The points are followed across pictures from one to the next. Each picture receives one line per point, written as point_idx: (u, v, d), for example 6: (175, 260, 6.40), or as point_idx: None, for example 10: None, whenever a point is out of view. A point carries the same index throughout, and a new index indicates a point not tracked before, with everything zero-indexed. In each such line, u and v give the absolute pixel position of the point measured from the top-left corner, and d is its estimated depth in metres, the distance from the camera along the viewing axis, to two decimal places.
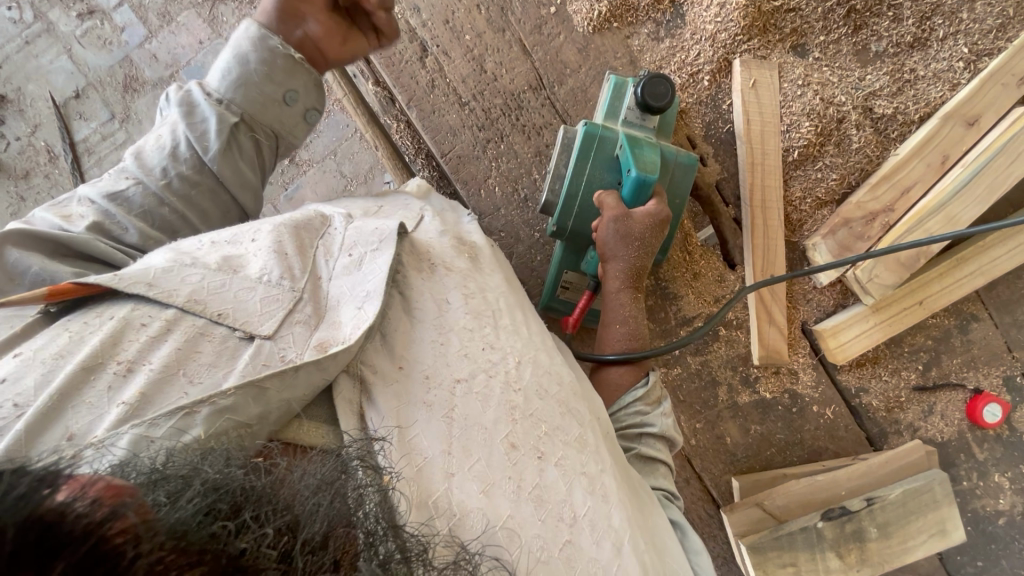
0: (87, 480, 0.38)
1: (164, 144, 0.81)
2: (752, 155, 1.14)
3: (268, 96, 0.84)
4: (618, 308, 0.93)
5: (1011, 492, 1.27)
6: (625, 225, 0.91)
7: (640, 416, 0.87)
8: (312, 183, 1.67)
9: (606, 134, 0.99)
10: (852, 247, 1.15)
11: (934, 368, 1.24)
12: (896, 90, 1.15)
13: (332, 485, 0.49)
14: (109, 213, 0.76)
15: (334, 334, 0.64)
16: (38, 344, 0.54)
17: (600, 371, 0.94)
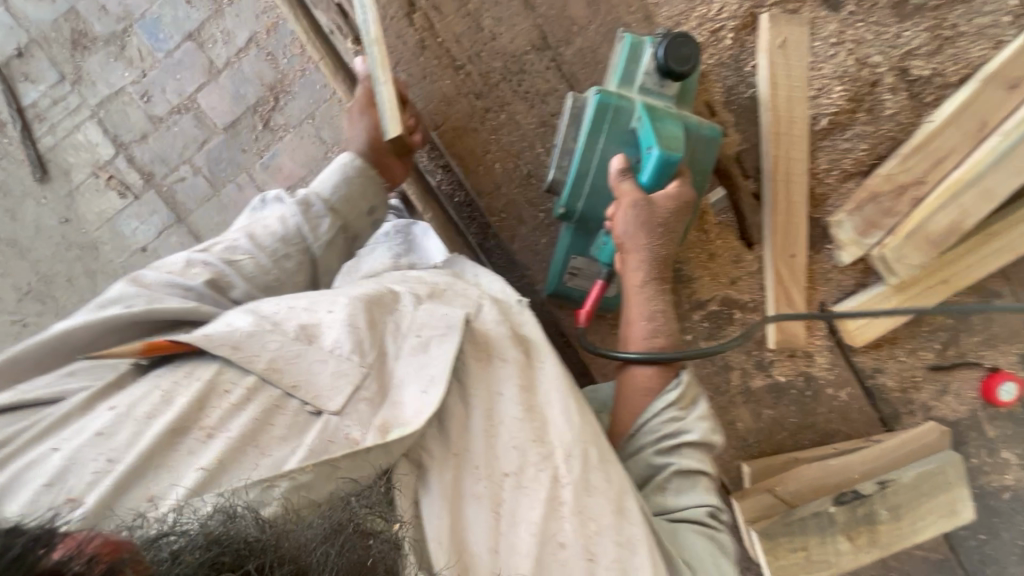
0: (93, 540, 0.44)
1: (273, 228, 0.86)
2: (776, 124, 1.04)
3: (362, 203, 0.95)
4: (645, 300, 0.86)
5: (1019, 468, 1.26)
6: (647, 209, 0.83)
7: (675, 426, 0.78)
8: (290, 149, 1.56)
9: (623, 104, 0.86)
10: (878, 224, 1.08)
11: (953, 347, 1.20)
12: (934, 49, 1.04)
13: (336, 533, 0.56)
14: (223, 275, 0.80)
15: (395, 415, 0.68)
16: (134, 399, 0.63)
17: (625, 369, 0.86)
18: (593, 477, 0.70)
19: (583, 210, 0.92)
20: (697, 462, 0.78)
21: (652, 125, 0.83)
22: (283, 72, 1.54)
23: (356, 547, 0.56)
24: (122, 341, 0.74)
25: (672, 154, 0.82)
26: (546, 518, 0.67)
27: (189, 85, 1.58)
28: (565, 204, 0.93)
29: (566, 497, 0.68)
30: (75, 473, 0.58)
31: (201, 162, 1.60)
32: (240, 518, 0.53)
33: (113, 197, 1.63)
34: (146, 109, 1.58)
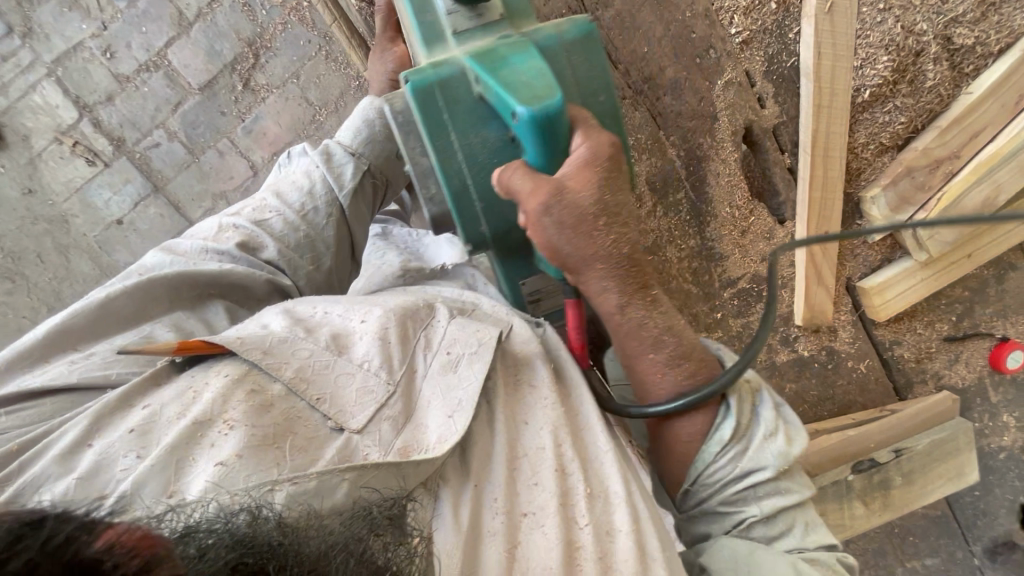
0: (120, 531, 0.42)
1: (301, 185, 1.00)
2: (818, 98, 1.00)
3: (388, 152, 1.05)
4: (640, 333, 0.77)
5: (1015, 430, 1.33)
6: (563, 210, 0.71)
7: (739, 468, 0.77)
8: (275, 112, 1.72)
9: (446, 75, 0.75)
10: (911, 200, 1.07)
11: (967, 318, 1.23)
12: (979, 16, 1.00)
13: (359, 539, 0.54)
14: (253, 234, 0.95)
15: (417, 438, 0.70)
16: (167, 401, 0.67)
17: (666, 423, 0.82)
18: (613, 518, 0.73)
19: (491, 232, 0.82)
20: (787, 494, 0.77)
21: (494, 80, 0.69)
22: (264, 26, 1.68)
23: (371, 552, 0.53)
24: (166, 307, 0.87)
25: (538, 105, 0.67)
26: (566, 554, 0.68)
27: (155, 40, 1.68)
28: (469, 239, 0.83)
29: (584, 542, 0.70)
30: (108, 468, 0.61)
31: (177, 126, 1.72)
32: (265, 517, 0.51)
33: (79, 164, 1.72)
34: (111, 67, 1.67)
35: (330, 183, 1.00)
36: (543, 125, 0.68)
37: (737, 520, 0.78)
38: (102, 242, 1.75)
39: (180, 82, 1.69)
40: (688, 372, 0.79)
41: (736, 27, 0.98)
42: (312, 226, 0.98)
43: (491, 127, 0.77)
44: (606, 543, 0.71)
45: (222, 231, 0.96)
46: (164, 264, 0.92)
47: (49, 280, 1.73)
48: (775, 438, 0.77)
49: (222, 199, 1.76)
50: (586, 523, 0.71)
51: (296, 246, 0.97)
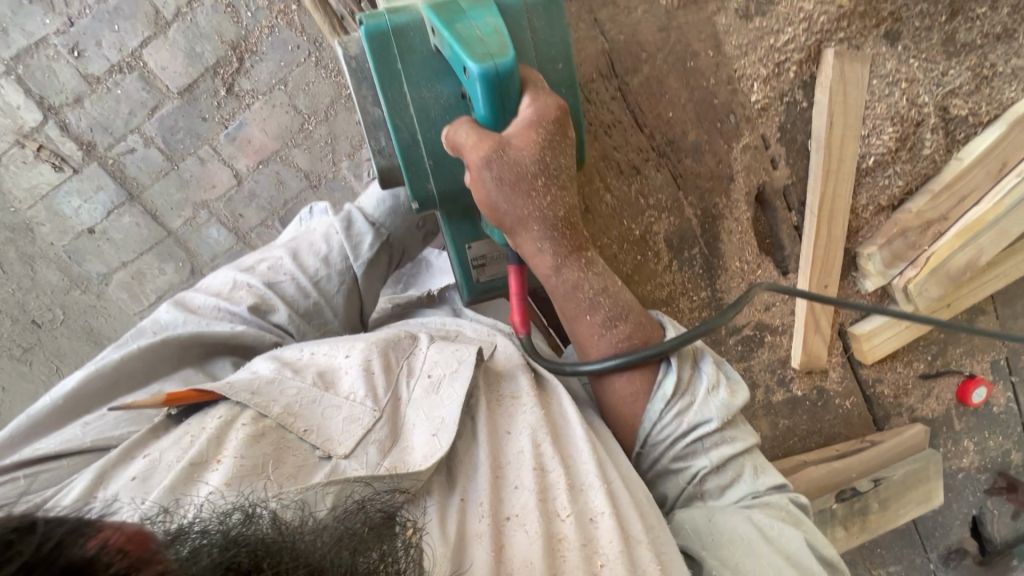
0: (111, 529, 0.39)
1: (318, 250, 1.00)
2: (827, 163, 1.05)
3: (410, 223, 1.05)
4: (577, 294, 0.81)
5: (972, 453, 1.47)
6: (504, 167, 0.73)
7: (686, 422, 0.79)
8: (262, 119, 1.95)
9: (402, 24, 0.77)
10: (903, 257, 1.15)
11: (940, 358, 1.34)
12: (973, 89, 1.08)
13: (354, 535, 0.54)
14: (264, 297, 0.95)
15: (404, 458, 0.72)
16: (165, 446, 0.68)
17: (604, 380, 0.85)
18: (592, 502, 0.73)
19: (438, 191, 0.83)
20: (735, 444, 0.80)
21: (449, 32, 0.71)
22: (249, 28, 1.86)
23: (366, 542, 0.53)
24: (174, 367, 0.89)
25: (490, 62, 0.69)
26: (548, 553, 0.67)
27: (128, 38, 1.82)
28: (416, 196, 0.83)
29: (566, 534, 0.70)
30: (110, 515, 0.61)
31: (154, 131, 1.91)
32: (258, 519, 0.49)
33: (44, 169, 1.90)
34: (80, 67, 1.81)
35: (346, 252, 1.00)
36: (494, 82, 0.70)
37: (690, 475, 0.80)
38: (74, 250, 1.99)
39: (158, 84, 1.86)
40: (623, 333, 0.82)
41: (756, 94, 1.01)
42: (324, 293, 0.98)
43: (445, 82, 0.78)
44: (589, 530, 0.71)
45: (236, 288, 0.97)
46: (176, 323, 0.94)
47: (15, 291, 2.00)
48: (710, 388, 0.80)
49: (202, 206, 2.01)
50: (568, 515, 0.71)
51: (306, 313, 0.97)
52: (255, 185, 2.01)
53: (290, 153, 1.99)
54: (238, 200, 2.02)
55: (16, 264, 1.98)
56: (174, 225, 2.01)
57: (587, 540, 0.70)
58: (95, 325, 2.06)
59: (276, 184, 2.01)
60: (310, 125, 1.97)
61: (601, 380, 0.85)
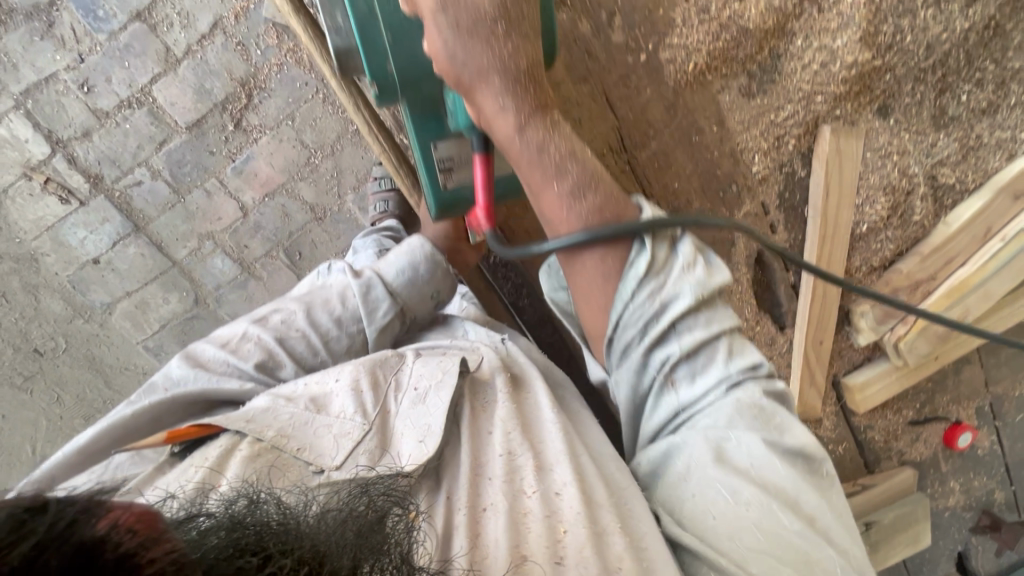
0: (120, 511, 0.44)
1: (333, 309, 1.03)
2: (823, 230, 1.11)
3: (424, 293, 1.09)
4: (542, 157, 0.68)
5: (958, 493, 1.54)
6: (456, 11, 0.63)
7: (655, 300, 0.67)
8: (269, 153, 1.96)
9: None
10: (893, 314, 1.20)
11: (928, 405, 1.40)
12: (960, 159, 1.14)
13: (356, 517, 0.59)
14: (275, 354, 0.97)
15: (393, 463, 0.78)
16: (171, 480, 0.74)
17: (575, 258, 0.71)
18: (556, 478, 0.76)
19: (398, 73, 0.76)
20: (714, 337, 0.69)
21: None
22: (257, 66, 1.88)
23: (369, 524, 0.59)
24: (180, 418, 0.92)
25: None
26: (513, 529, 0.70)
27: (137, 74, 1.84)
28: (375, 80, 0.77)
29: (531, 509, 0.72)
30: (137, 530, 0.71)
31: (162, 164, 1.93)
32: (260, 505, 0.57)
33: (50, 201, 1.91)
34: (90, 102, 1.83)
35: (361, 316, 1.03)
36: None
37: (658, 363, 0.69)
38: (78, 280, 2.00)
39: (167, 119, 1.89)
40: (592, 205, 0.69)
41: (757, 165, 1.07)
42: (332, 353, 1.01)
43: None
44: (553, 503, 0.73)
45: (245, 342, 0.99)
46: (187, 380, 0.94)
47: (18, 320, 2.01)
48: (685, 269, 0.68)
49: (208, 237, 2.02)
50: (534, 492, 0.74)
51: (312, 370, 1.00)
52: (260, 218, 2.03)
53: (296, 187, 2.01)
54: (243, 232, 2.03)
55: (20, 293, 1.99)
56: (179, 256, 2.02)
57: (549, 514, 0.72)
58: (97, 353, 2.07)
59: (281, 217, 2.03)
60: (316, 159, 1.99)
61: (568, 261, 0.72)
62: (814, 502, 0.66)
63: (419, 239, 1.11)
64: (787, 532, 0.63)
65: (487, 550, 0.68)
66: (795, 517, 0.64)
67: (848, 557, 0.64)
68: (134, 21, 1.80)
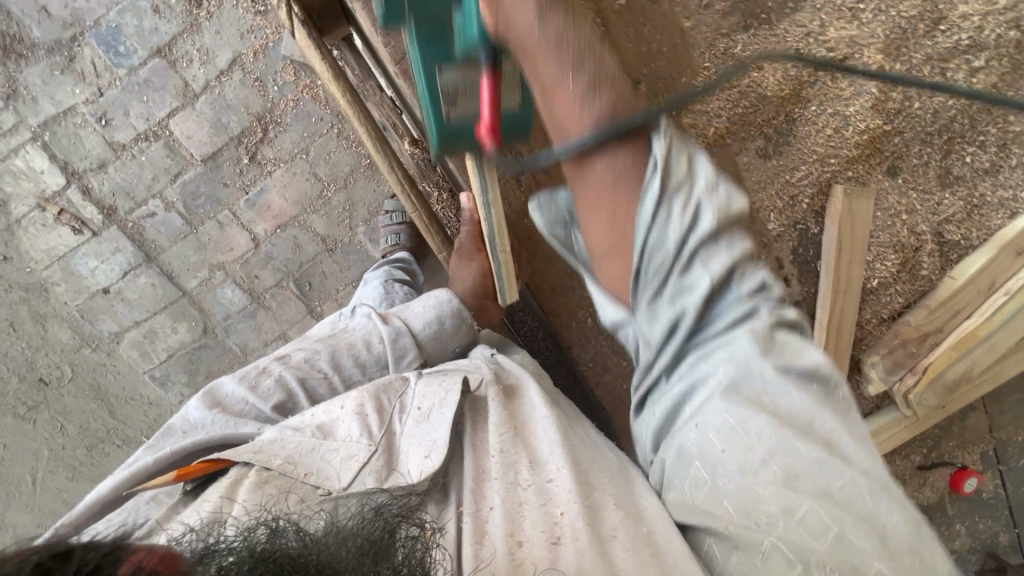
0: (145, 553, 0.56)
1: (357, 352, 1.03)
2: (836, 285, 1.14)
3: (449, 347, 1.10)
4: (558, 47, 0.57)
5: (962, 535, 1.56)
6: None
7: (680, 211, 0.56)
8: (283, 186, 1.98)
9: None
10: (903, 365, 1.23)
11: (934, 450, 1.43)
12: (966, 216, 1.18)
13: (374, 541, 0.62)
14: (296, 395, 0.97)
15: (400, 474, 0.80)
16: (187, 513, 0.77)
17: (581, 168, 0.60)
18: (547, 469, 0.77)
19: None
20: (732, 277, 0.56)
21: None
22: (274, 101, 1.90)
23: (380, 550, 0.61)
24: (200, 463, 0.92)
25: None
26: (509, 518, 0.71)
27: (155, 108, 1.86)
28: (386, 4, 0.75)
29: (526, 500, 0.73)
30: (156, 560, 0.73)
31: (176, 196, 1.95)
32: (281, 534, 0.62)
33: (63, 231, 1.92)
34: (107, 135, 1.85)
35: (387, 363, 1.03)
36: None
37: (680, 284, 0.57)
38: (86, 309, 1.99)
39: (183, 152, 1.91)
40: (608, 103, 0.58)
41: (773, 223, 1.11)
42: None
43: None
44: (547, 491, 0.74)
45: (263, 381, 0.98)
46: (205, 423, 0.93)
47: (26, 348, 2.00)
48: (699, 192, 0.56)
49: (218, 267, 2.03)
50: (529, 484, 0.75)
51: None
52: (272, 249, 2.03)
53: (309, 219, 2.02)
54: (255, 262, 2.04)
55: (27, 321, 1.98)
56: (189, 286, 2.02)
57: (543, 501, 0.73)
58: (104, 382, 2.06)
59: (293, 249, 2.04)
60: (329, 193, 2.00)
61: (578, 166, 0.60)
62: (831, 428, 0.57)
63: (443, 292, 1.13)
64: (803, 462, 0.56)
65: (484, 544, 0.69)
66: (808, 445, 0.56)
67: (876, 484, 0.56)
68: (153, 56, 1.83)
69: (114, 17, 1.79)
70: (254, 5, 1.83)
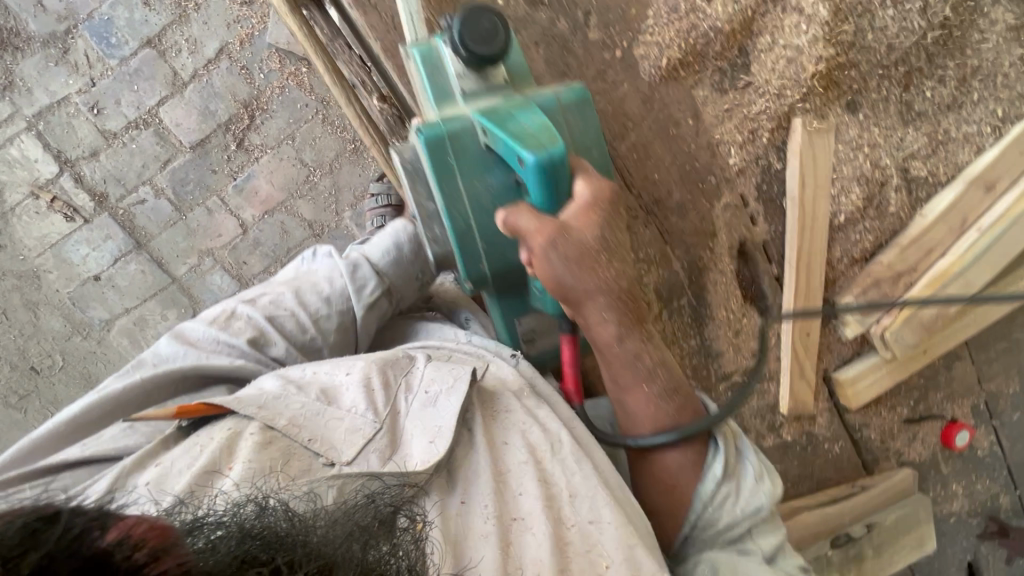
0: (132, 523, 0.49)
1: (322, 291, 1.04)
2: (802, 220, 1.13)
3: (410, 273, 1.12)
4: (637, 362, 0.88)
5: (960, 496, 1.50)
6: (566, 247, 0.80)
7: (734, 504, 0.88)
8: (269, 170, 2.01)
9: (456, 129, 0.86)
10: (878, 306, 1.22)
11: (922, 402, 1.39)
12: (930, 152, 1.18)
13: (365, 528, 0.62)
14: (264, 331, 0.99)
15: (403, 459, 0.80)
16: (174, 457, 0.76)
17: (654, 454, 0.92)
18: (587, 510, 0.81)
19: (490, 269, 0.93)
20: (757, 510, 0.89)
21: (503, 132, 0.80)
22: (261, 88, 1.96)
23: (376, 537, 0.62)
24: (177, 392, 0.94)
25: (544, 152, 0.78)
26: (551, 553, 0.76)
27: (146, 97, 1.93)
28: (469, 276, 0.94)
29: (572, 537, 0.79)
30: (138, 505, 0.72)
31: (165, 183, 1.98)
32: (270, 511, 0.58)
33: (56, 219, 1.96)
34: (99, 123, 1.91)
35: (349, 294, 1.05)
36: (547, 171, 0.79)
37: (731, 536, 0.89)
38: (78, 297, 2.01)
39: (172, 139, 1.96)
40: (672, 404, 0.90)
41: (733, 157, 1.11)
42: (322, 332, 1.02)
43: (494, 175, 0.89)
44: (591, 538, 0.79)
45: (235, 322, 1.00)
46: (177, 356, 0.96)
47: (15, 337, 2.00)
48: (747, 486, 0.90)
49: (207, 254, 2.02)
50: (573, 522, 0.80)
51: (303, 347, 1.01)
52: (260, 235, 2.03)
53: (295, 205, 2.03)
54: (243, 249, 2.03)
55: (19, 309, 2.00)
56: (179, 273, 2.02)
57: (588, 547, 0.79)
58: (95, 370, 2.03)
59: (281, 234, 2.03)
60: (315, 177, 2.02)
61: (647, 453, 0.93)
62: None
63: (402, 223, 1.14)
64: None
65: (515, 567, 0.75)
66: None
67: None
68: (145, 47, 1.91)
69: (107, 10, 1.87)
70: None
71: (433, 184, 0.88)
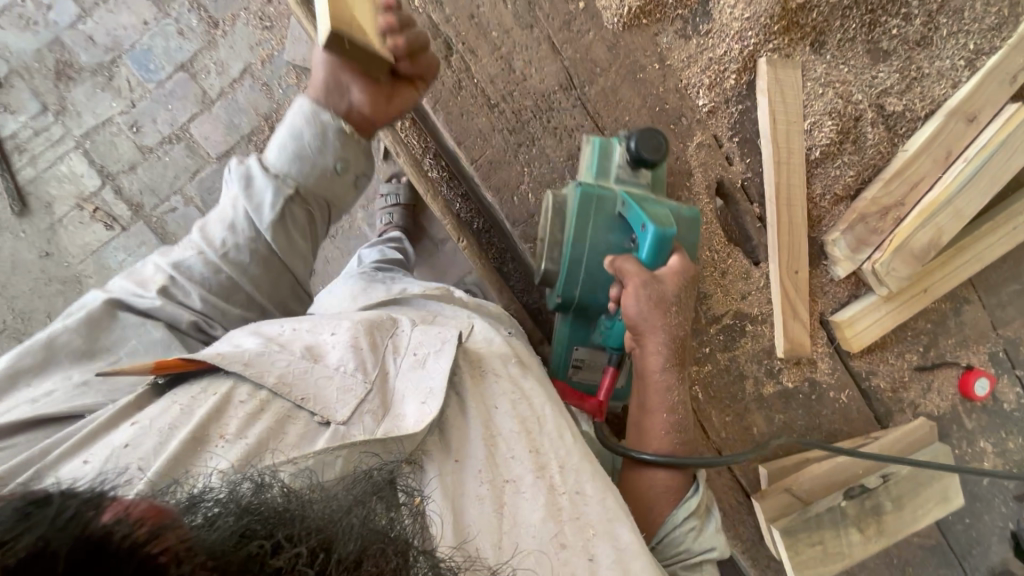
0: (129, 505, 0.42)
1: (225, 218, 0.90)
2: (777, 156, 1.16)
3: (322, 169, 0.89)
4: (668, 394, 0.91)
5: (993, 456, 1.39)
6: (654, 290, 0.90)
7: (698, 534, 0.88)
8: None
9: (602, 194, 0.98)
10: (867, 241, 1.21)
11: (933, 349, 1.34)
12: (905, 87, 1.19)
13: (364, 503, 0.54)
14: (175, 280, 0.89)
15: (397, 424, 0.72)
16: (153, 416, 0.67)
17: (644, 469, 0.93)
18: (580, 483, 0.77)
19: (580, 295, 1.01)
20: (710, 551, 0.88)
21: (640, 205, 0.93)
22: (279, 102, 2.13)
23: (375, 509, 0.54)
24: (103, 334, 0.84)
25: (666, 227, 0.90)
26: (544, 520, 0.72)
27: (179, 115, 2.13)
28: (562, 294, 1.02)
29: (563, 504, 0.74)
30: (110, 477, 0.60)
31: (194, 191, 2.15)
32: (266, 486, 0.52)
33: (97, 228, 2.15)
34: (137, 140, 2.12)
35: (251, 216, 0.89)
36: (659, 241, 0.90)
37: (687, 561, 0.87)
38: None
39: (201, 152, 2.14)
40: (683, 436, 0.93)
41: (703, 99, 1.18)
42: (235, 266, 0.90)
43: (616, 234, 0.99)
44: (576, 506, 0.75)
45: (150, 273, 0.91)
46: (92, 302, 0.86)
47: None
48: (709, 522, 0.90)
49: None
50: (563, 492, 0.75)
51: (219, 289, 0.90)
52: None
53: None
54: None
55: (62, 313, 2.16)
56: None
57: (578, 518, 0.74)
58: None
59: None
60: None
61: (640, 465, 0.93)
62: None
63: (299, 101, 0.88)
64: None
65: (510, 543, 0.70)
66: None
67: None
68: (178, 71, 2.12)
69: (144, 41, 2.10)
70: (262, 22, 2.11)
71: (569, 221, 0.99)
